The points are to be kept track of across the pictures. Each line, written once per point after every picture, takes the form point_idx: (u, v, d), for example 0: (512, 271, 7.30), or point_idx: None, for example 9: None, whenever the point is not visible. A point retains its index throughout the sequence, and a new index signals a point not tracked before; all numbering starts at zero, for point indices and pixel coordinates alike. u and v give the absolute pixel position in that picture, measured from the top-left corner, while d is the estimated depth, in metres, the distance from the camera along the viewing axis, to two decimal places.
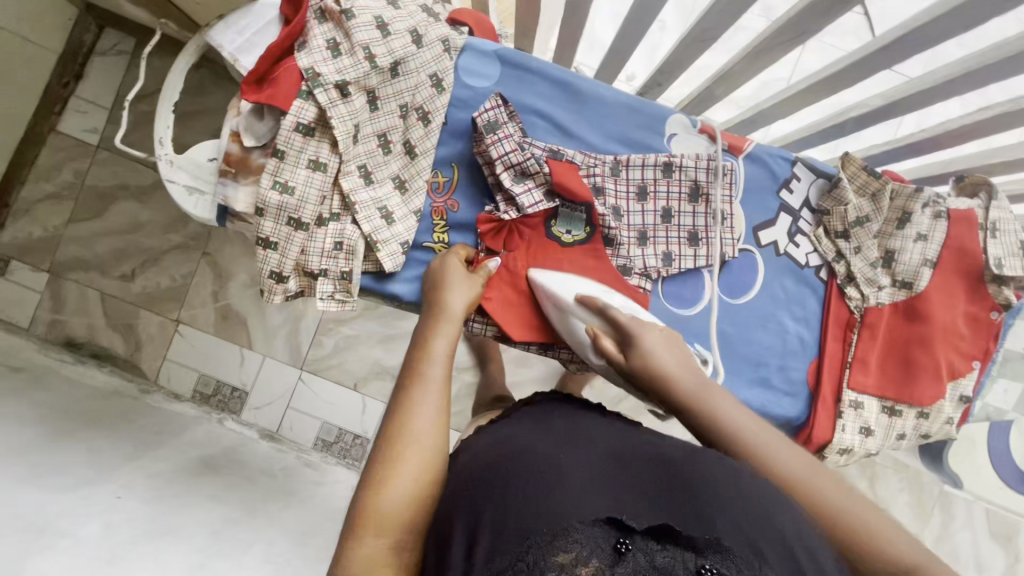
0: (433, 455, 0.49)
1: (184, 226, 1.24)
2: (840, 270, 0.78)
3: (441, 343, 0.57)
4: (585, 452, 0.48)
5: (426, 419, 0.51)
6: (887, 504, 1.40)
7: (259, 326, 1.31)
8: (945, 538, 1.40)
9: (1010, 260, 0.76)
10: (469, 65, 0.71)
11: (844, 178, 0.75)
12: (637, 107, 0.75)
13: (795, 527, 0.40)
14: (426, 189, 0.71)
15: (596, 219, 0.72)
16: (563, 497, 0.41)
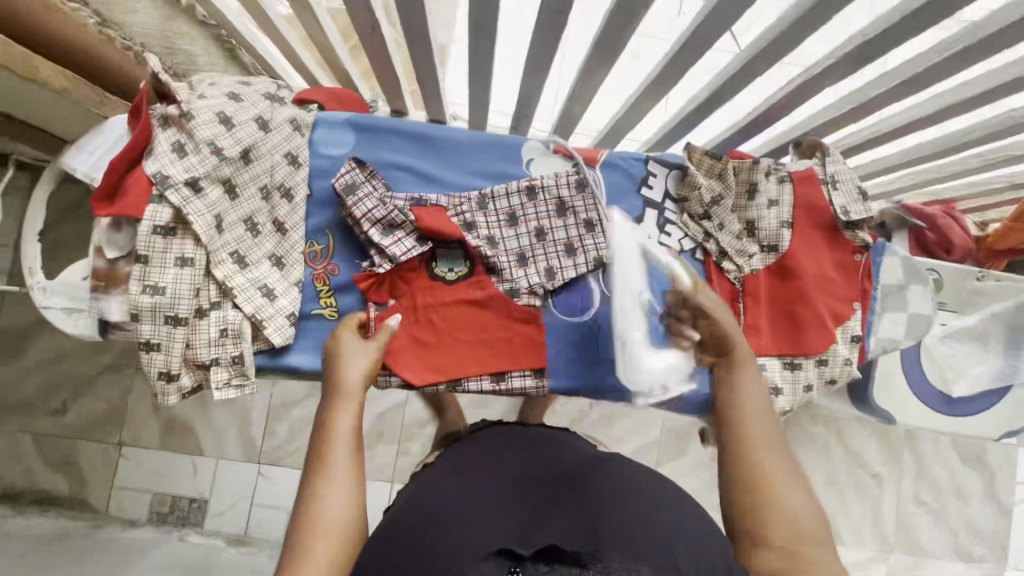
0: (345, 534, 0.50)
1: (109, 346, 1.21)
2: (712, 249, 0.83)
3: (343, 422, 0.57)
4: (491, 492, 0.50)
5: (337, 493, 0.52)
6: (861, 455, 1.44)
7: (206, 429, 1.28)
8: (924, 475, 1.45)
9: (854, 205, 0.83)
10: (325, 138, 0.77)
11: (691, 166, 0.82)
12: (492, 143, 0.81)
13: (677, 541, 0.44)
14: (302, 260, 0.74)
15: (472, 252, 0.76)
16: (462, 545, 0.42)
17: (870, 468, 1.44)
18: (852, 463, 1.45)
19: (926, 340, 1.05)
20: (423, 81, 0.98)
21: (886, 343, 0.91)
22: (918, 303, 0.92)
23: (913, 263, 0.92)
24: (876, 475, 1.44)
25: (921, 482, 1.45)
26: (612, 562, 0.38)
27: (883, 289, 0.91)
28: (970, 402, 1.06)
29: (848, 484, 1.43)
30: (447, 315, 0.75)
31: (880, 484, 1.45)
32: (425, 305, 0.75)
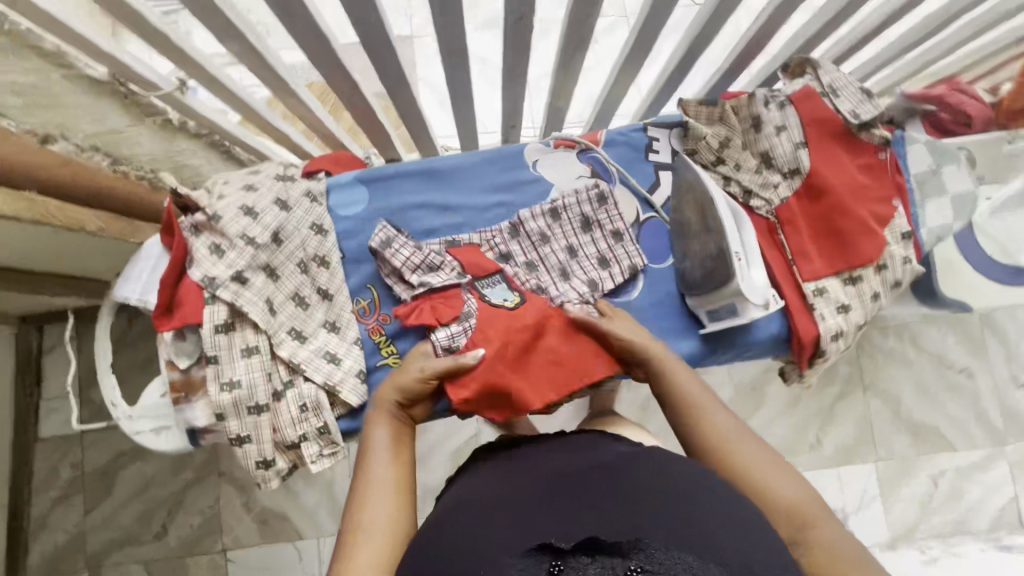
0: (390, 537, 0.48)
1: (188, 461, 1.25)
2: (736, 191, 0.83)
3: (379, 435, 0.58)
4: (527, 482, 0.48)
5: (379, 497, 0.51)
6: (944, 356, 1.39)
7: (300, 513, 1.29)
8: (1014, 356, 1.39)
9: (863, 106, 0.82)
10: (340, 201, 0.79)
11: (691, 119, 0.83)
12: (494, 157, 0.83)
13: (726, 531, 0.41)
14: (355, 318, 0.75)
15: (514, 284, 0.75)
16: (496, 540, 0.41)
17: (958, 365, 1.39)
18: (936, 365, 1.40)
19: (976, 220, 1.01)
20: (409, 123, 1.01)
21: (938, 232, 0.89)
22: (958, 182, 0.88)
23: (940, 145, 0.90)
24: (966, 370, 1.39)
25: (1015, 363, 1.39)
26: (657, 554, 0.37)
27: (917, 179, 0.90)
28: None
29: (939, 387, 1.38)
30: (519, 342, 0.68)
31: (974, 378, 1.39)
32: (497, 331, 0.68)
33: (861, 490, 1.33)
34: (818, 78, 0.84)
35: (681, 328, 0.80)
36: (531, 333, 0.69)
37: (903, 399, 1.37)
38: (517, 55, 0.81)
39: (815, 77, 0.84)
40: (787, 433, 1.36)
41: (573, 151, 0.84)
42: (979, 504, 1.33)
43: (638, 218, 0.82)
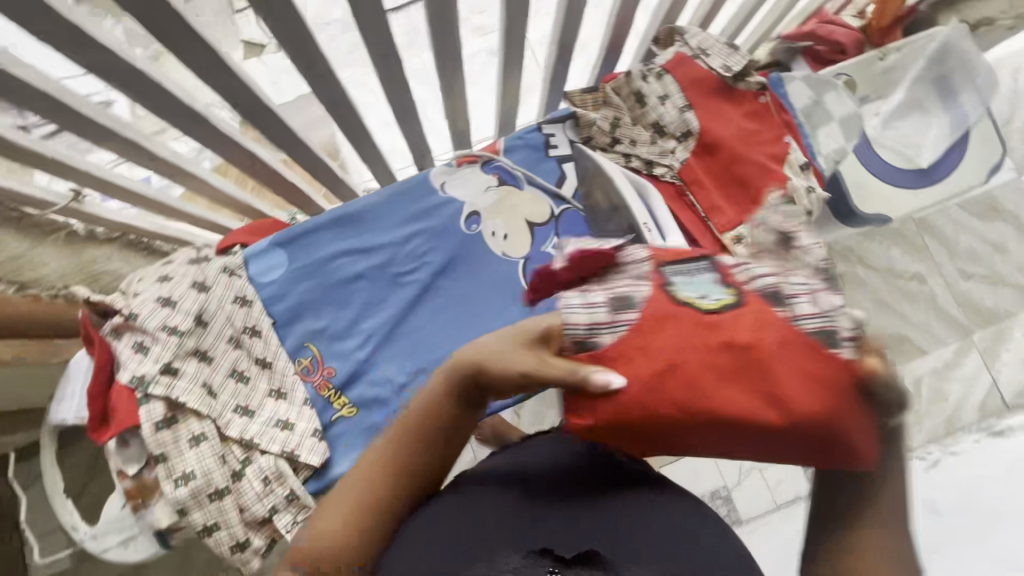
0: (370, 520, 0.37)
1: None
2: (638, 164, 0.86)
3: (420, 399, 0.40)
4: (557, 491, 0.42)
5: (370, 488, 0.37)
6: (891, 268, 1.45)
7: None
8: (954, 250, 1.46)
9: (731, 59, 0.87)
10: (260, 268, 0.79)
11: (579, 109, 0.85)
12: (402, 189, 0.83)
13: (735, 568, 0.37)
14: (299, 379, 0.74)
15: (733, 278, 0.40)
16: (502, 537, 0.37)
17: (906, 273, 1.45)
18: (887, 278, 1.46)
19: (872, 135, 1.07)
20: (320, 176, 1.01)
21: (834, 156, 0.92)
22: (839, 107, 0.94)
23: (815, 77, 0.96)
24: (914, 275, 1.45)
25: (958, 258, 1.45)
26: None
27: (804, 113, 0.94)
28: (942, 163, 1.08)
29: (895, 297, 1.44)
30: (720, 366, 0.35)
31: (924, 281, 1.45)
32: (661, 358, 0.36)
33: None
34: (684, 45, 0.89)
35: None
36: (741, 366, 0.35)
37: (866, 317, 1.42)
38: (399, 90, 0.83)
39: (683, 45, 0.89)
40: None
41: (476, 165, 0.86)
42: (964, 397, 1.33)
43: (553, 212, 0.84)
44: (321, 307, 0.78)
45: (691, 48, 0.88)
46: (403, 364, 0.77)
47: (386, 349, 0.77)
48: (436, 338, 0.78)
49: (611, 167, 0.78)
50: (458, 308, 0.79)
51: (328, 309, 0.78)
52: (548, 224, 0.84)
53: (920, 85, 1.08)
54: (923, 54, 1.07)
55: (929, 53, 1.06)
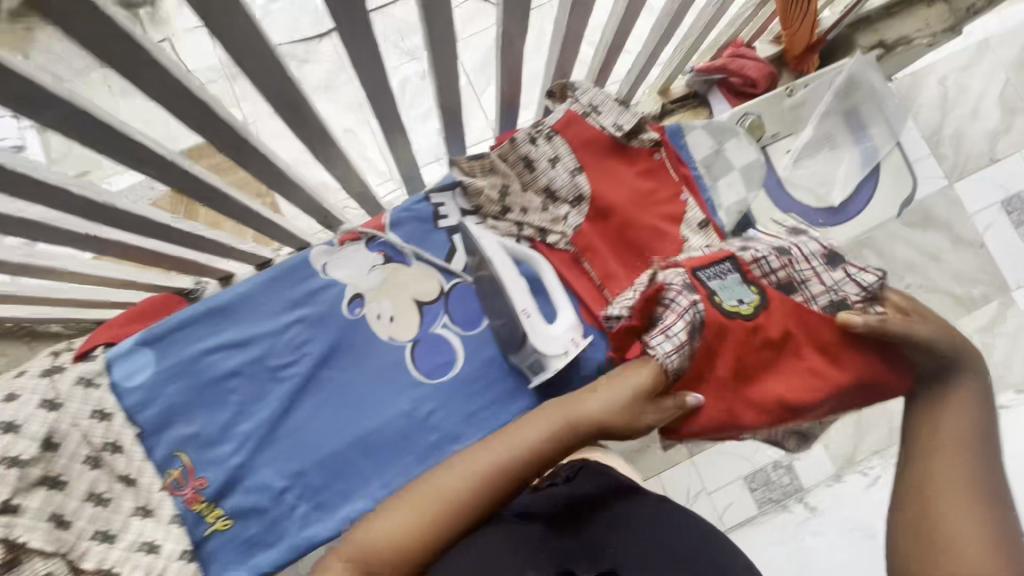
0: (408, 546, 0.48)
1: None
2: (531, 233, 0.82)
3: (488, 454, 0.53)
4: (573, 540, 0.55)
5: (404, 523, 0.48)
6: None
7: None
8: None
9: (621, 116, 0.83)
10: (124, 371, 0.73)
11: (465, 177, 0.82)
12: (280, 273, 0.78)
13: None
14: (167, 495, 0.69)
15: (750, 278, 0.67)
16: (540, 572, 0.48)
17: None
18: None
19: (782, 176, 1.06)
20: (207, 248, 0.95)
21: (737, 207, 0.89)
22: (741, 156, 0.93)
23: (716, 124, 0.93)
24: None
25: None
26: None
27: (704, 164, 0.91)
28: (856, 197, 1.07)
29: None
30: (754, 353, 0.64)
31: None
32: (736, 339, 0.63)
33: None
34: (578, 98, 0.84)
35: (512, 387, 0.78)
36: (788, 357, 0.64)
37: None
38: None
39: (574, 100, 0.85)
40: None
41: (360, 242, 0.81)
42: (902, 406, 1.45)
43: (443, 289, 0.80)
44: (191, 411, 0.73)
45: (584, 103, 0.84)
46: (280, 468, 0.72)
47: (262, 453, 0.73)
48: (316, 437, 0.74)
49: (496, 248, 0.76)
50: (340, 402, 0.75)
51: (199, 413, 0.73)
52: (437, 302, 0.80)
53: (830, 118, 1.06)
54: (832, 86, 1.04)
55: (837, 85, 1.03)
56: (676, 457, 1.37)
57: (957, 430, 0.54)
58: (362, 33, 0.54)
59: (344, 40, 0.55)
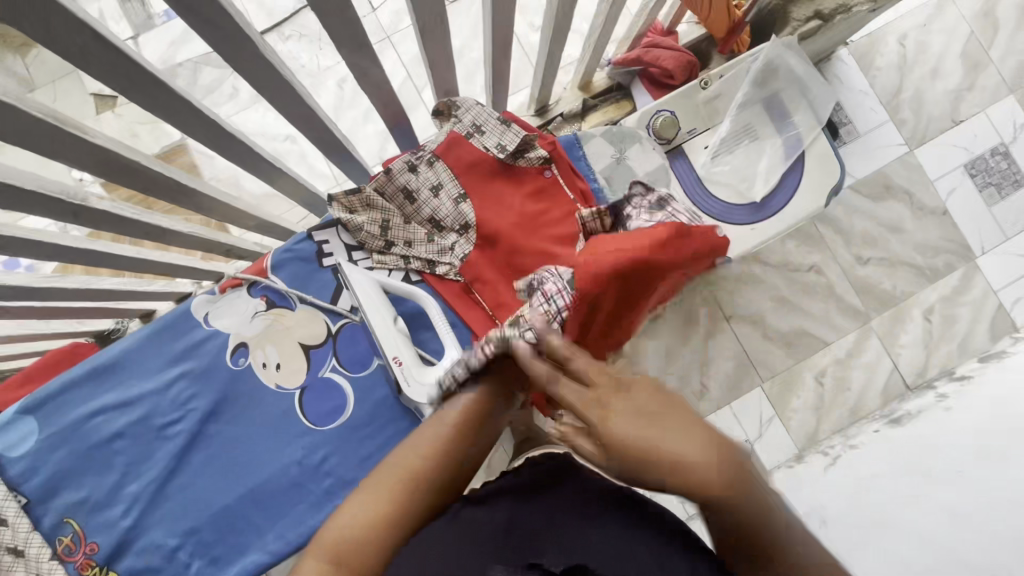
0: (391, 501, 0.51)
1: None
2: (419, 265, 0.80)
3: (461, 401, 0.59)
4: (536, 513, 0.55)
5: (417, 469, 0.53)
6: (785, 267, 1.48)
7: None
8: (846, 239, 1.50)
9: (503, 132, 0.79)
10: (8, 442, 0.72)
11: (343, 213, 0.78)
12: (159, 328, 0.76)
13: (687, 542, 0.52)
14: (57, 562, 0.69)
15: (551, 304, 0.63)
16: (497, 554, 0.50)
17: (802, 266, 1.48)
18: (785, 273, 1.49)
19: (700, 173, 1.01)
20: (115, 295, 0.94)
21: None
22: (646, 162, 0.89)
23: (618, 130, 0.89)
24: (812, 268, 1.49)
25: (852, 244, 1.50)
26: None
27: (605, 173, 0.88)
28: (779, 191, 1.01)
29: (793, 294, 1.48)
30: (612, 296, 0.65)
31: (822, 273, 1.49)
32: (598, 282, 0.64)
33: (755, 415, 1.42)
34: (459, 120, 0.80)
35: (406, 427, 0.76)
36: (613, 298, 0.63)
37: (765, 316, 1.47)
38: (140, 222, 0.74)
39: (457, 122, 0.80)
40: None
41: (242, 289, 0.79)
42: (866, 384, 1.45)
43: (331, 330, 0.78)
44: (79, 476, 0.73)
45: (466, 125, 0.80)
46: (172, 527, 0.73)
47: (153, 513, 0.73)
48: (208, 494, 0.74)
49: (369, 291, 0.73)
50: (229, 457, 0.75)
51: (87, 477, 0.73)
52: (325, 344, 0.78)
53: (749, 109, 1.01)
54: (749, 76, 0.99)
55: (754, 74, 0.98)
56: None
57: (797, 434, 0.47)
58: (155, 89, 0.52)
59: (137, 98, 0.52)
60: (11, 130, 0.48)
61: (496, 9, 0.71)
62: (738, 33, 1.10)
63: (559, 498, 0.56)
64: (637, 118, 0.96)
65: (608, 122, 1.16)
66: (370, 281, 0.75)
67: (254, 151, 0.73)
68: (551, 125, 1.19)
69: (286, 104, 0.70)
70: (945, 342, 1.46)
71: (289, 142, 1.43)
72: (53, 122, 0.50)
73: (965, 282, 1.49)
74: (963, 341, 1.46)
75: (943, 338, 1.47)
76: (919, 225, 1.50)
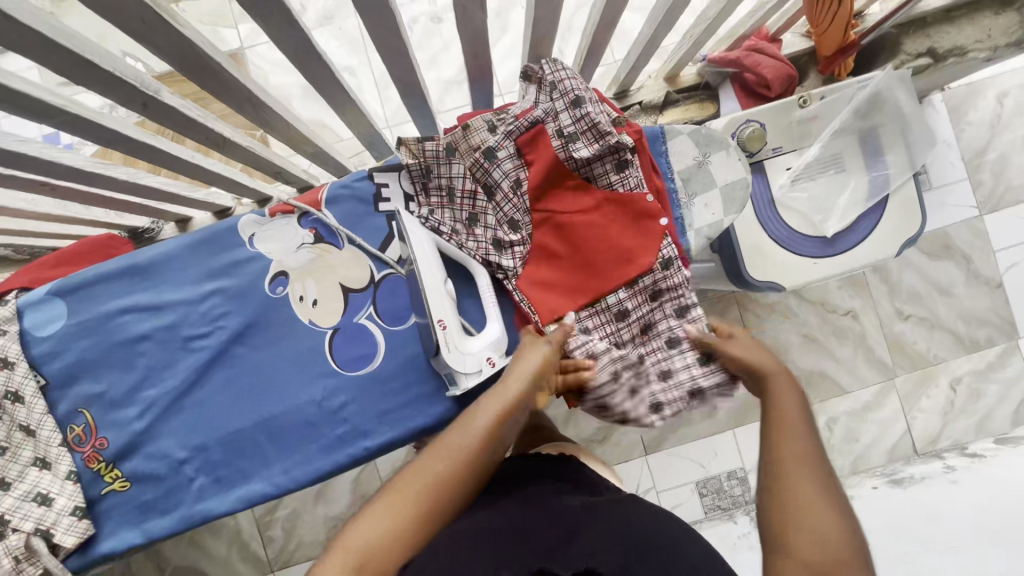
0: (413, 498, 0.50)
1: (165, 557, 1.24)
2: (479, 231, 0.75)
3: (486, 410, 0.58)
4: (538, 518, 0.56)
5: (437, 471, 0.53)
6: (824, 304, 1.44)
7: (213, 565, 1.26)
8: (892, 290, 1.45)
9: (603, 116, 0.72)
10: (37, 320, 0.71)
11: (410, 159, 0.75)
12: (203, 239, 0.74)
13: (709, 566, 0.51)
14: (66, 450, 0.69)
15: None
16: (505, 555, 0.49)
17: (841, 307, 1.44)
18: (822, 311, 1.45)
19: (775, 195, 0.97)
20: (159, 195, 0.92)
21: (709, 231, 0.82)
22: (730, 171, 0.83)
23: (706, 132, 0.84)
24: (850, 311, 1.44)
25: (897, 297, 1.45)
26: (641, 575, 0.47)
27: (683, 174, 0.84)
28: (851, 232, 0.95)
29: (825, 332, 1.44)
30: None
31: (859, 319, 1.45)
32: None
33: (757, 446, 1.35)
34: (552, 93, 0.74)
35: (431, 391, 0.74)
36: None
37: (790, 351, 1.43)
38: (203, 128, 0.72)
39: (549, 93, 0.74)
40: None
41: (292, 216, 0.76)
42: (876, 438, 1.42)
43: (374, 278, 0.76)
44: (98, 369, 0.72)
45: (559, 99, 0.73)
46: (182, 439, 0.72)
47: (166, 422, 0.72)
48: (221, 415, 0.73)
49: (423, 244, 0.70)
50: (249, 382, 0.73)
51: (107, 372, 0.72)
52: (365, 291, 0.75)
53: (843, 138, 0.95)
54: (852, 103, 0.93)
55: (859, 102, 0.93)
56: (631, 455, 1.36)
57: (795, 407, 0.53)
58: None
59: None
60: (108, 8, 0.45)
61: None
62: (846, 56, 1.03)
63: (548, 501, 0.60)
64: (725, 123, 0.91)
65: (685, 120, 1.11)
66: (423, 237, 0.71)
67: (336, 77, 0.70)
68: (626, 112, 1.13)
69: (377, 32, 0.66)
70: (966, 415, 1.42)
71: (351, 72, 1.38)
72: (148, 3, 0.46)
73: (1002, 360, 1.44)
74: (983, 419, 1.42)
75: (965, 411, 1.43)
76: (971, 292, 1.44)
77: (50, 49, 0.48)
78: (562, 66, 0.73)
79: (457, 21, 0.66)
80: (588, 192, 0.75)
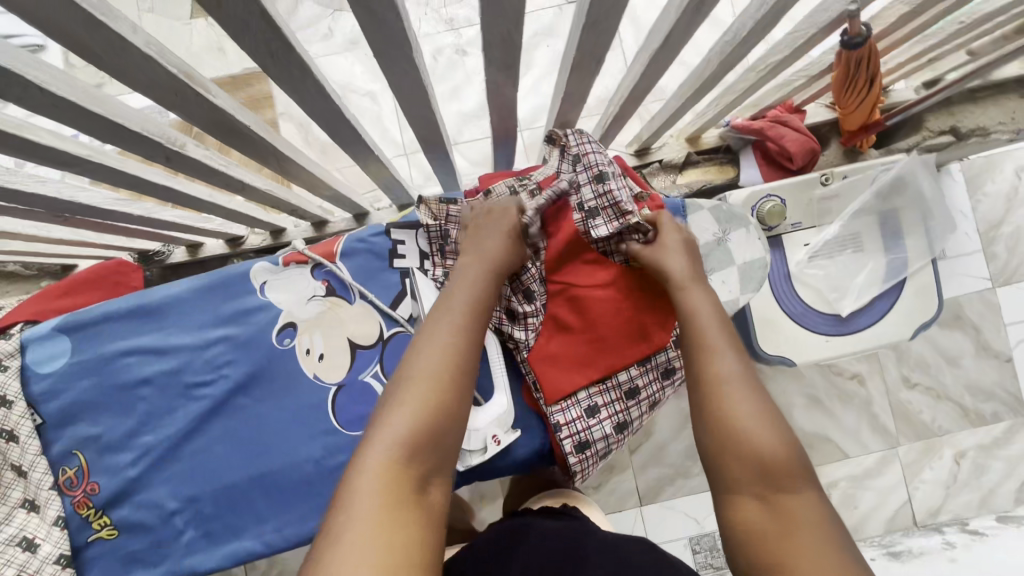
0: (389, 443, 0.49)
1: None
2: None
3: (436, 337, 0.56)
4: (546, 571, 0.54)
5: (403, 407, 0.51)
6: (829, 366, 1.42)
7: None
8: (898, 356, 1.43)
9: (625, 194, 0.72)
10: (39, 356, 0.70)
11: (428, 218, 0.75)
12: (215, 284, 0.74)
13: None
14: (56, 494, 0.67)
15: None
16: None
17: (847, 371, 1.43)
18: (827, 373, 1.43)
19: (791, 270, 0.96)
20: (173, 226, 0.92)
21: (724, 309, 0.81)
22: (747, 250, 0.83)
23: (726, 209, 0.84)
24: (856, 375, 1.43)
25: (904, 364, 1.43)
26: None
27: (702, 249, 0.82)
28: (866, 311, 0.95)
29: (829, 395, 1.42)
30: None
31: (864, 384, 1.43)
32: None
33: None
34: (575, 165, 0.75)
35: None
36: None
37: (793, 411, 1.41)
38: (223, 175, 0.71)
39: (572, 165, 0.75)
40: (675, 460, 1.34)
41: (306, 268, 0.75)
42: (876, 506, 1.39)
43: (383, 336, 0.74)
44: (96, 412, 0.71)
45: (583, 172, 0.74)
46: (176, 489, 0.71)
47: (161, 471, 0.71)
48: (217, 466, 0.71)
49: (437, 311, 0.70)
50: (247, 434, 0.72)
51: (105, 416, 0.71)
52: (373, 348, 0.74)
53: (863, 218, 0.94)
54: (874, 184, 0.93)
55: (880, 184, 0.92)
56: (625, 507, 1.33)
57: (695, 315, 0.62)
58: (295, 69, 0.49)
59: (274, 71, 0.49)
60: (143, 82, 0.45)
61: (650, 61, 0.66)
62: (869, 132, 1.03)
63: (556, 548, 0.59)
64: (744, 196, 0.91)
65: (706, 181, 1.13)
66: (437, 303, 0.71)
67: (359, 134, 0.69)
68: (644, 168, 1.14)
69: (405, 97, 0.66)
70: (968, 490, 1.39)
71: (371, 100, 1.39)
72: (183, 79, 0.46)
73: (1007, 436, 1.41)
74: (986, 495, 1.39)
75: (967, 485, 1.40)
76: (979, 364, 1.43)
77: (82, 115, 0.48)
78: (590, 139, 0.74)
79: (488, 92, 0.66)
80: (606, 266, 0.74)
